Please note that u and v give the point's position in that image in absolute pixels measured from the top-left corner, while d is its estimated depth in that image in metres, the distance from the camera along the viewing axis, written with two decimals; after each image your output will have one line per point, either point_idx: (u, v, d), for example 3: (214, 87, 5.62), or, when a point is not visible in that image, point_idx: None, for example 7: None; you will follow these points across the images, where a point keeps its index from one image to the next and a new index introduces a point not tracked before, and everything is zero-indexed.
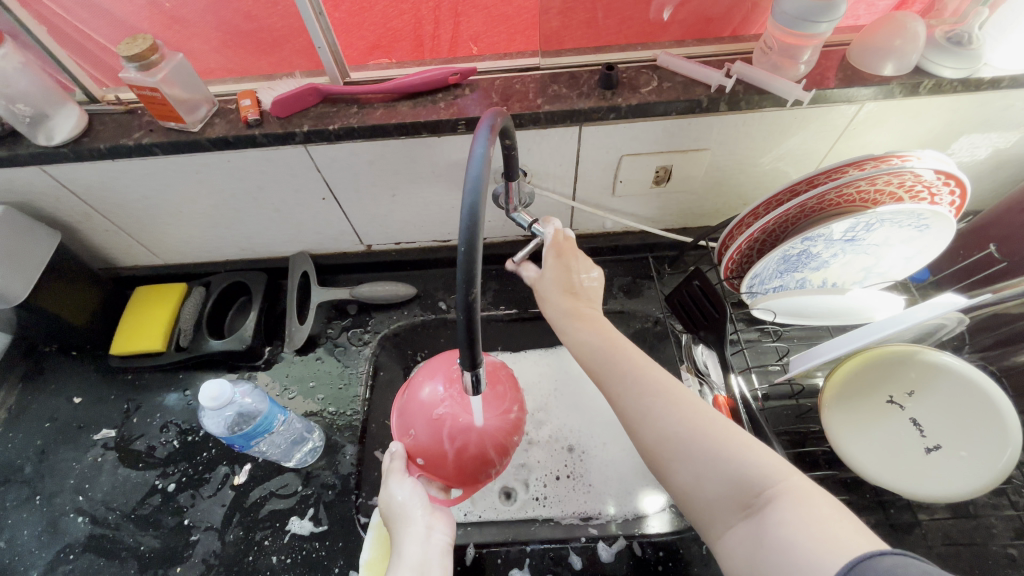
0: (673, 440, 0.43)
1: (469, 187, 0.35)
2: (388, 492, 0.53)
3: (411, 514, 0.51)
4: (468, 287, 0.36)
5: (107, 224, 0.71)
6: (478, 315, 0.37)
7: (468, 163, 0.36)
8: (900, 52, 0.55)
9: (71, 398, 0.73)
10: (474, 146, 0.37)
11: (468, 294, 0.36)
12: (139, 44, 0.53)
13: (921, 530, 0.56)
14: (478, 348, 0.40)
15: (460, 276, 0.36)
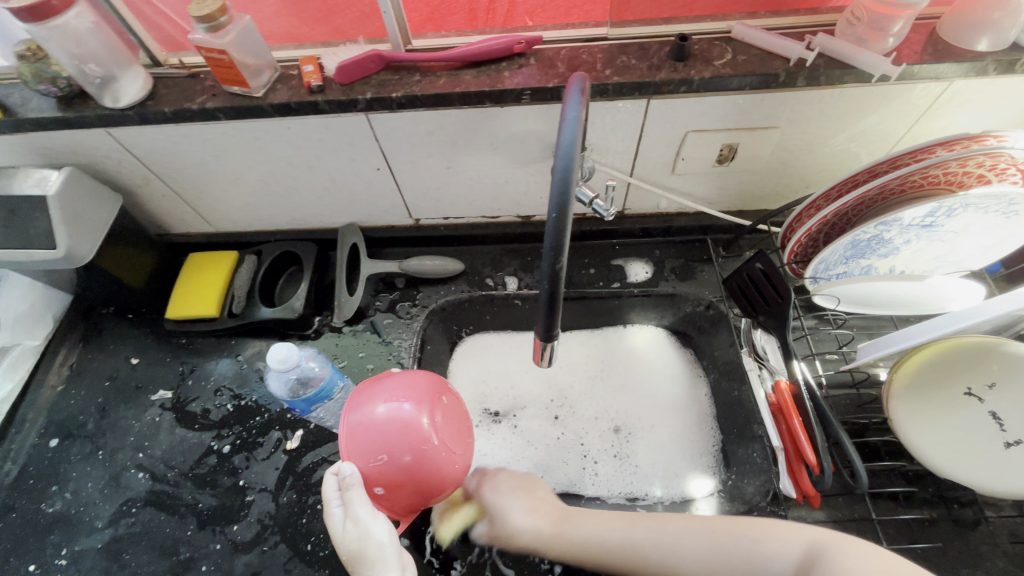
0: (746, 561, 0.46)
1: (561, 152, 0.34)
2: (357, 530, 0.47)
3: (389, 560, 0.47)
4: (554, 256, 0.36)
5: (165, 189, 0.72)
6: (561, 284, 0.37)
7: (559, 128, 0.35)
8: (998, 26, 0.52)
9: (128, 359, 0.75)
10: (565, 110, 0.35)
11: (554, 263, 0.36)
12: (209, 5, 0.52)
13: (988, 528, 0.55)
14: (556, 319, 0.39)
15: (547, 244, 0.36)
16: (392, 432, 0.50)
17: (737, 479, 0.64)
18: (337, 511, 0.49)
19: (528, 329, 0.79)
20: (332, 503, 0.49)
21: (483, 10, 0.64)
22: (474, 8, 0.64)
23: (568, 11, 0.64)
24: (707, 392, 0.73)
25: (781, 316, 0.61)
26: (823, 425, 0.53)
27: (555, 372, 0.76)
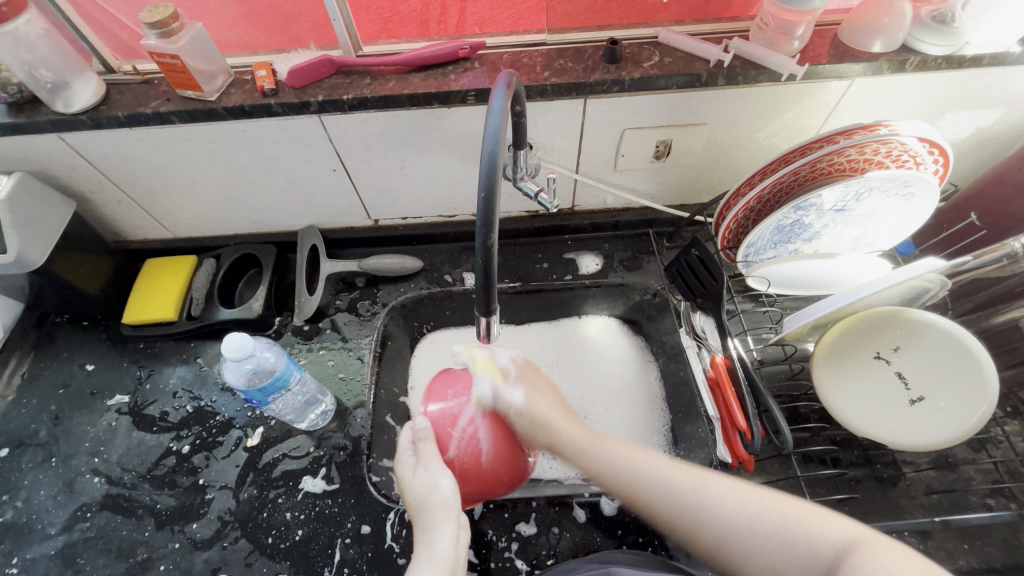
0: (686, 504, 0.45)
1: (488, 136, 0.38)
2: (427, 477, 0.53)
3: (449, 514, 0.51)
4: (486, 232, 0.39)
5: (120, 195, 0.73)
6: (495, 260, 0.40)
7: (487, 115, 0.38)
8: (888, 30, 0.58)
9: (84, 366, 0.74)
10: (492, 100, 0.39)
11: (486, 238, 0.39)
12: (161, 12, 0.54)
13: (906, 483, 0.60)
14: (494, 294, 0.42)
15: (478, 222, 0.38)
16: (462, 404, 0.59)
17: (684, 454, 0.68)
18: (410, 462, 0.56)
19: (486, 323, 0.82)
20: (406, 453, 0.57)
21: (435, 21, 0.68)
22: (426, 18, 0.68)
23: (515, 21, 0.69)
24: (657, 375, 0.77)
25: (714, 297, 0.65)
26: (755, 395, 0.57)
27: None
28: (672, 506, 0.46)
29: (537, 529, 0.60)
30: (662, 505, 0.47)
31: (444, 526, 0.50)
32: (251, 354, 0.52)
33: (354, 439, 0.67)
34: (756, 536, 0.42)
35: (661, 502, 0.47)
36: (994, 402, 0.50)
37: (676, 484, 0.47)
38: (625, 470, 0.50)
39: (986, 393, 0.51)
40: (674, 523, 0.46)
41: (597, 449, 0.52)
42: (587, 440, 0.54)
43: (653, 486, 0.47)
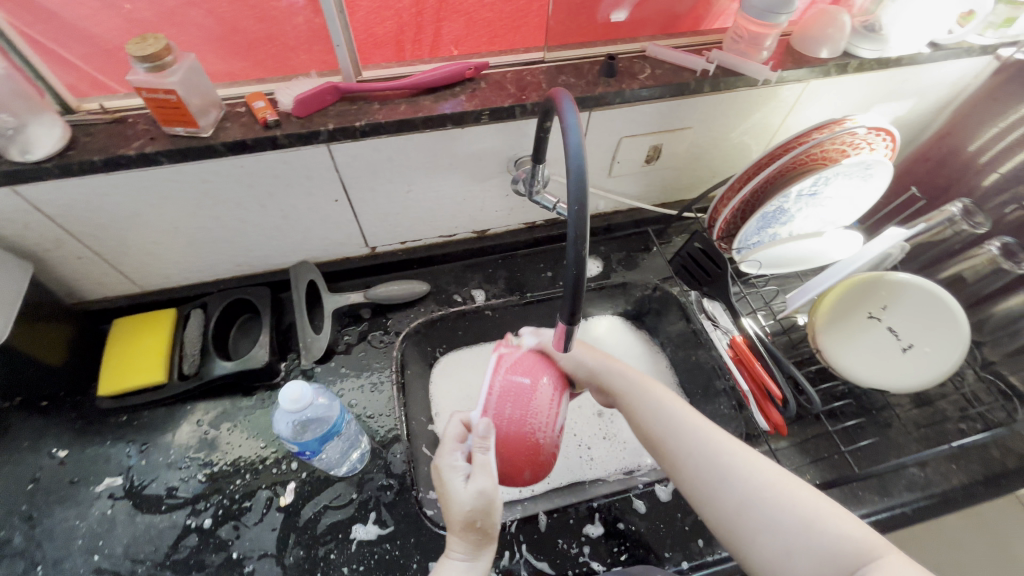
0: (678, 430, 0.51)
1: (573, 152, 0.39)
2: (472, 494, 0.48)
3: (490, 534, 0.49)
4: (579, 244, 0.40)
5: (81, 249, 0.64)
6: (586, 271, 0.41)
7: (564, 132, 0.41)
8: (832, 39, 0.67)
9: (55, 452, 0.64)
10: (567, 117, 0.41)
11: (579, 249, 0.40)
12: (151, 44, 0.49)
13: (899, 423, 0.69)
14: (579, 304, 0.44)
15: (570, 233, 0.40)
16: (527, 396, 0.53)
17: None
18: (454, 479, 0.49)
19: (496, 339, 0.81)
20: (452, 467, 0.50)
21: (409, 42, 0.65)
22: (401, 39, 0.64)
23: (490, 40, 0.67)
24: (667, 363, 0.79)
25: (721, 284, 0.71)
26: (780, 364, 0.63)
27: None
28: (673, 436, 0.51)
29: (604, 529, 0.62)
30: (655, 433, 0.52)
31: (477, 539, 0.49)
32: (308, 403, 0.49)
33: (398, 476, 0.64)
34: (760, 514, 0.43)
35: (648, 425, 0.53)
36: (968, 341, 0.60)
37: (694, 426, 0.51)
38: (647, 420, 0.53)
39: (960, 334, 0.61)
40: (654, 438, 0.52)
41: (636, 394, 0.56)
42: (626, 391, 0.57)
43: (661, 417, 0.53)
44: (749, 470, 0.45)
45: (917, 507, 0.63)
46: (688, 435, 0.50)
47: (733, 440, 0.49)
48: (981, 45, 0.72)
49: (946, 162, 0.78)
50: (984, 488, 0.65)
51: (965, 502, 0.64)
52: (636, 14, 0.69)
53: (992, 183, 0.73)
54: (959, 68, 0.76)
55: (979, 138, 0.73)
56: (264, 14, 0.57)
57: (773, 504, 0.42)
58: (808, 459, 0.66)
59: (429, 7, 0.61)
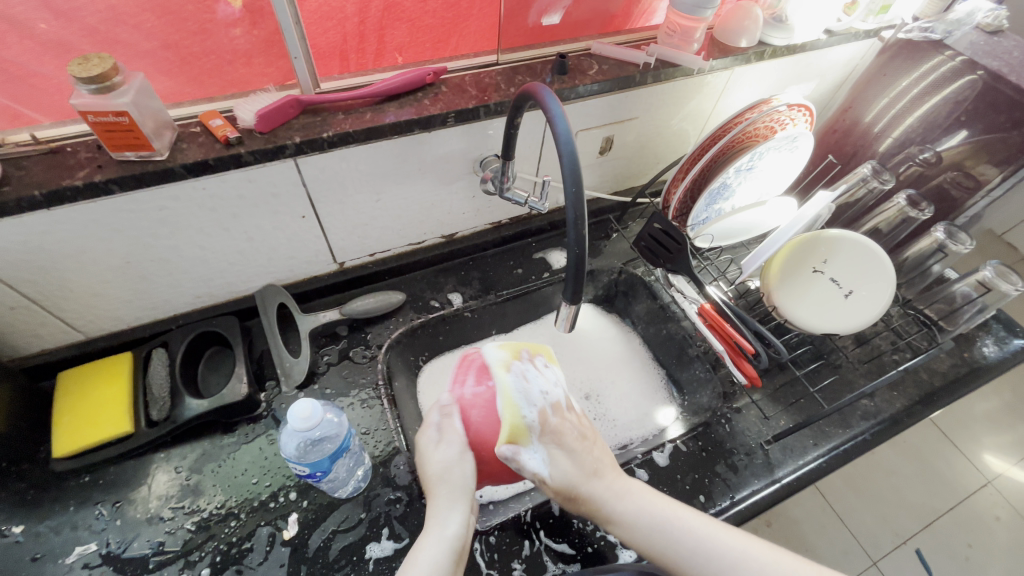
0: (666, 534, 0.50)
1: (563, 138, 0.44)
2: (428, 459, 0.52)
3: (452, 493, 0.50)
4: (578, 224, 0.45)
5: (16, 298, 0.57)
6: (586, 248, 0.47)
7: (553, 120, 0.46)
8: (749, 30, 0.75)
9: (8, 529, 0.56)
10: (551, 107, 0.47)
11: (579, 230, 0.46)
12: (98, 65, 0.46)
13: (847, 362, 0.78)
14: (580, 278, 0.48)
15: (570, 214, 0.45)
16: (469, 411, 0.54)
17: (691, 398, 0.78)
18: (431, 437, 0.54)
19: (479, 339, 0.83)
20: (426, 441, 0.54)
21: (353, 51, 0.63)
22: (344, 50, 0.63)
23: (434, 45, 0.68)
24: (639, 340, 0.87)
25: (682, 259, 0.75)
26: (745, 323, 0.68)
27: None
28: (668, 543, 0.49)
29: None
30: (647, 540, 0.50)
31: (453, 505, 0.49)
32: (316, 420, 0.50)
33: (405, 487, 0.63)
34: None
35: (635, 533, 0.51)
36: (895, 278, 0.68)
37: (671, 523, 0.51)
38: (635, 532, 0.51)
39: (887, 273, 0.69)
40: (649, 551, 0.50)
41: (613, 505, 0.52)
42: (607, 494, 0.52)
43: (653, 531, 0.50)
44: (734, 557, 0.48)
45: (875, 432, 0.71)
46: (666, 534, 0.50)
47: (706, 520, 0.51)
48: (864, 30, 0.84)
49: (850, 133, 0.90)
50: (923, 406, 0.75)
51: (911, 421, 0.73)
52: (571, 15, 0.73)
53: (888, 147, 0.85)
54: (849, 51, 0.87)
55: (873, 108, 0.85)
56: (198, 27, 0.54)
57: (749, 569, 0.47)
58: (781, 407, 0.73)
59: (373, 15, 0.61)
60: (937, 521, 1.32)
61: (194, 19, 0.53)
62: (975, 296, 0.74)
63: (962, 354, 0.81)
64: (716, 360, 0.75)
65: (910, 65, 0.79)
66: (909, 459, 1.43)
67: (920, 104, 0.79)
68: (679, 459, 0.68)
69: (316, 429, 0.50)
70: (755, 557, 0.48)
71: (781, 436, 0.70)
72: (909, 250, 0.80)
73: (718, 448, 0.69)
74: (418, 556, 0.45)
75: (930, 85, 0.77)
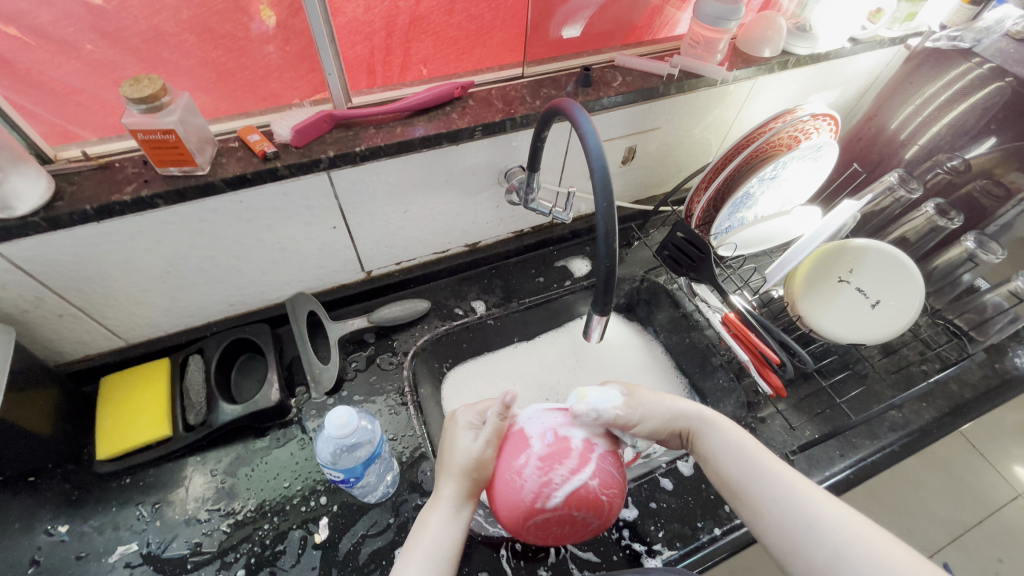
0: (751, 459, 0.51)
1: (593, 153, 0.45)
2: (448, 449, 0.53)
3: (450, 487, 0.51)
4: (607, 236, 0.46)
5: (63, 306, 0.60)
6: (616, 260, 0.47)
7: (583, 135, 0.46)
8: (773, 40, 0.75)
9: (55, 528, 0.59)
10: (582, 123, 0.47)
11: (609, 242, 0.46)
12: (147, 86, 0.48)
13: (874, 373, 0.77)
14: (610, 288, 0.49)
15: (601, 227, 0.46)
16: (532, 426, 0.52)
17: (714, 407, 0.78)
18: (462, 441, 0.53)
19: (502, 346, 0.84)
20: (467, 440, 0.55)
21: (381, 64, 0.65)
22: (372, 64, 0.64)
23: (459, 58, 0.69)
24: (661, 349, 0.87)
25: (706, 268, 0.74)
26: (770, 333, 0.68)
27: (542, 374, 0.82)
28: (748, 475, 0.50)
29: (638, 510, 0.64)
30: (722, 458, 0.53)
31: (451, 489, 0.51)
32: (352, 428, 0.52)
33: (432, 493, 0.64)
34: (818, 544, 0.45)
35: (718, 451, 0.53)
36: (925, 290, 0.67)
37: (762, 458, 0.51)
38: (718, 446, 0.53)
39: (917, 284, 0.68)
40: (722, 466, 0.52)
41: (702, 422, 0.56)
42: (698, 416, 0.56)
43: (741, 456, 0.52)
44: (808, 509, 0.46)
45: (904, 444, 0.70)
46: (747, 457, 0.51)
47: (799, 474, 0.49)
48: (890, 37, 0.83)
49: (874, 140, 0.89)
50: (953, 418, 0.73)
51: (941, 433, 0.72)
52: (594, 26, 0.74)
53: (914, 154, 0.84)
54: (873, 58, 0.87)
55: (899, 116, 0.84)
56: (234, 44, 0.56)
57: (833, 528, 0.45)
58: (806, 417, 0.73)
59: (400, 29, 0.62)
60: (964, 534, 1.30)
61: (231, 36, 0.55)
62: (1007, 307, 0.74)
63: (993, 365, 0.79)
64: (740, 369, 0.76)
65: (937, 72, 0.78)
66: (936, 470, 1.40)
67: (947, 111, 0.78)
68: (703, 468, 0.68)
69: (352, 435, 0.52)
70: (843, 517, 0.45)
71: (807, 446, 0.69)
72: (938, 258, 0.79)
73: None
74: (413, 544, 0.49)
75: (958, 92, 0.76)
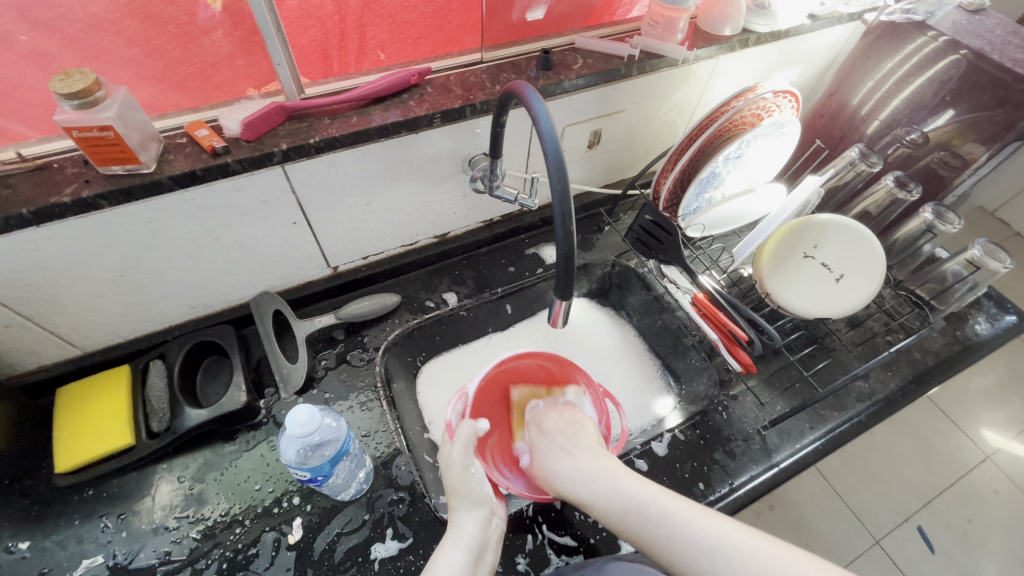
0: (645, 514, 0.50)
1: (546, 135, 0.44)
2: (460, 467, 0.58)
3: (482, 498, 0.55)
4: (565, 218, 0.46)
5: (9, 315, 0.57)
6: (575, 244, 0.47)
7: (537, 118, 0.46)
8: (733, 18, 0.75)
9: (14, 545, 0.57)
10: (536, 105, 0.46)
11: (568, 225, 0.46)
12: (80, 80, 0.46)
13: (841, 346, 0.79)
14: (570, 274, 0.49)
15: (558, 211, 0.45)
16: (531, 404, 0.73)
17: (687, 387, 0.79)
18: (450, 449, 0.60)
19: (475, 338, 0.84)
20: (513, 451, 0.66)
21: (335, 51, 0.63)
22: (326, 50, 0.62)
23: (416, 42, 0.67)
24: (634, 332, 0.88)
25: (674, 249, 0.74)
26: (739, 311, 0.68)
27: None
28: (631, 515, 0.50)
29: None
30: (617, 515, 0.51)
31: (471, 512, 0.54)
32: (315, 426, 0.51)
33: (407, 487, 0.63)
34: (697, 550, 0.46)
35: (614, 509, 0.52)
36: (886, 265, 0.69)
37: (651, 505, 0.50)
38: (613, 506, 0.52)
39: (879, 259, 0.69)
40: (626, 527, 0.50)
41: (593, 486, 0.54)
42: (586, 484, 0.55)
43: (621, 499, 0.52)
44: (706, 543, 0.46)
45: (870, 414, 0.72)
46: (647, 513, 0.50)
47: (685, 502, 0.50)
48: (848, 13, 0.84)
49: (836, 116, 0.91)
50: (917, 385, 0.76)
51: (906, 400, 0.74)
52: (555, 10, 0.73)
53: (875, 130, 0.86)
54: (834, 34, 0.87)
55: (860, 91, 0.86)
56: (179, 31, 0.53)
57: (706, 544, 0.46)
58: (777, 392, 0.74)
59: (352, 12, 0.60)
60: (937, 498, 1.34)
61: (175, 23, 0.53)
62: (966, 275, 0.75)
63: (954, 332, 0.82)
64: (711, 348, 0.77)
65: (894, 47, 0.79)
66: (908, 439, 1.44)
67: (905, 85, 0.79)
68: (677, 448, 0.69)
69: (315, 434, 0.51)
70: (731, 535, 0.46)
71: (778, 421, 0.70)
72: (897, 232, 0.81)
73: (715, 435, 0.70)
74: (442, 556, 0.49)
75: (916, 66, 0.77)
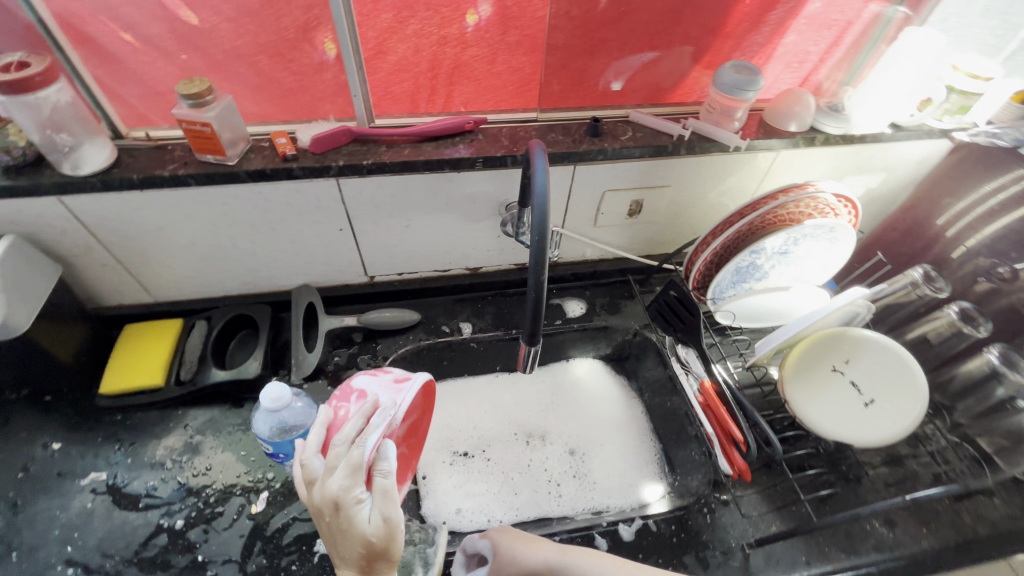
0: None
1: (537, 190, 0.46)
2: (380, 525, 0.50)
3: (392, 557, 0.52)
4: (538, 269, 0.47)
5: (107, 258, 0.71)
6: (544, 294, 0.48)
7: (534, 174, 0.48)
8: (800, 115, 0.74)
9: (49, 444, 0.67)
10: (535, 164, 0.49)
11: (539, 273, 0.47)
12: (196, 85, 0.57)
13: (870, 481, 0.70)
14: (539, 320, 0.50)
15: (532, 259, 0.46)
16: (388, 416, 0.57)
17: (681, 479, 0.74)
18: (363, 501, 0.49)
19: (481, 372, 0.86)
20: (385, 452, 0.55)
21: (424, 98, 0.72)
22: (417, 96, 0.72)
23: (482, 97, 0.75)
24: (642, 408, 0.85)
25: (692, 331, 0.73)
26: (746, 413, 0.63)
27: (513, 410, 0.83)
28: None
29: None
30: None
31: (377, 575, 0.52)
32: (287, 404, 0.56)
33: None
34: None
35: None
36: (926, 401, 0.61)
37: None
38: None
39: (917, 393, 0.61)
40: None
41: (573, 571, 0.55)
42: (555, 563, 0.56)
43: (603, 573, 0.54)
44: None
45: (884, 568, 0.62)
46: None
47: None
48: (939, 128, 0.79)
49: (912, 232, 0.84)
50: (956, 553, 0.64)
51: (937, 567, 0.63)
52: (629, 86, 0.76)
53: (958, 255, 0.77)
54: (922, 148, 0.81)
55: (944, 212, 0.79)
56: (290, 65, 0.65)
57: None
58: (772, 508, 0.67)
59: (444, 72, 0.69)
60: None
61: (297, 61, 0.65)
62: None
63: None
64: None
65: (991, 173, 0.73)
66: None
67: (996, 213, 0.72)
68: (646, 537, 0.64)
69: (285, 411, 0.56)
70: None
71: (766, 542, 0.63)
72: (960, 368, 0.71)
73: (692, 539, 0.64)
74: None
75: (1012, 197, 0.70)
